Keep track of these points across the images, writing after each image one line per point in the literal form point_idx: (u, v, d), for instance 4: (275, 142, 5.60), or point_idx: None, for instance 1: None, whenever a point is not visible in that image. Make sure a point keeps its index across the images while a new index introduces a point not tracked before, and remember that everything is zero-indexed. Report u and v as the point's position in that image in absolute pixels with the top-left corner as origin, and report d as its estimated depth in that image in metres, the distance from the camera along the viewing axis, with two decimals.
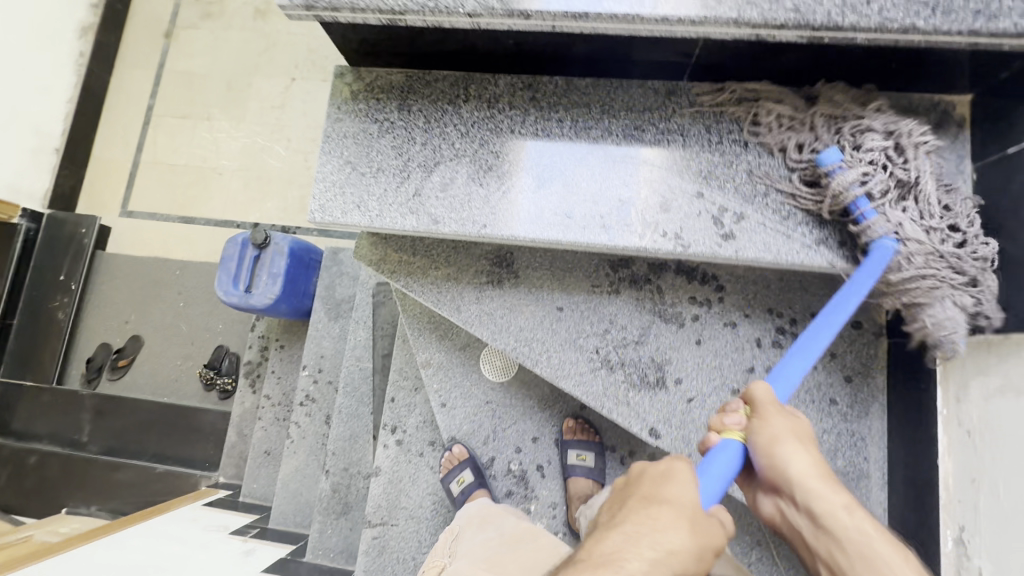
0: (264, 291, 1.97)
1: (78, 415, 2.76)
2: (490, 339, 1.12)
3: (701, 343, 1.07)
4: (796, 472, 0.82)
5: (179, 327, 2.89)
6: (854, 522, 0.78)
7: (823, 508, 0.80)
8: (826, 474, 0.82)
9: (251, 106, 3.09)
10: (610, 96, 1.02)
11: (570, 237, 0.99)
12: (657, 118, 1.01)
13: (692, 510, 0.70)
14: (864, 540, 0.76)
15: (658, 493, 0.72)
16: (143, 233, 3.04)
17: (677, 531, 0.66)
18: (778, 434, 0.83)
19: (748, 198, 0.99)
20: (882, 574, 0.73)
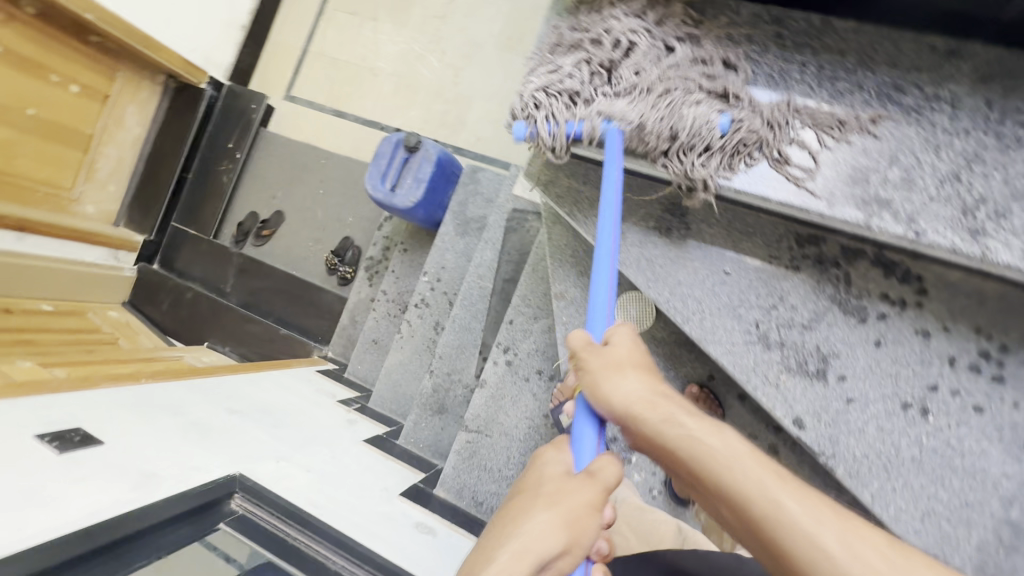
0: (408, 193, 2.06)
1: (226, 268, 3.17)
2: (644, 286, 1.10)
3: (880, 346, 0.97)
4: (622, 401, 0.83)
5: (315, 212, 3.15)
6: (684, 432, 0.79)
7: (650, 425, 0.81)
8: (649, 393, 0.84)
9: (415, 13, 3.13)
10: (874, 46, 0.98)
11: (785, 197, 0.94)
12: (925, 81, 0.94)
13: (556, 485, 0.83)
14: (693, 446, 0.78)
15: (527, 487, 0.86)
16: (300, 118, 3.28)
17: (534, 514, 0.78)
18: (595, 373, 0.86)
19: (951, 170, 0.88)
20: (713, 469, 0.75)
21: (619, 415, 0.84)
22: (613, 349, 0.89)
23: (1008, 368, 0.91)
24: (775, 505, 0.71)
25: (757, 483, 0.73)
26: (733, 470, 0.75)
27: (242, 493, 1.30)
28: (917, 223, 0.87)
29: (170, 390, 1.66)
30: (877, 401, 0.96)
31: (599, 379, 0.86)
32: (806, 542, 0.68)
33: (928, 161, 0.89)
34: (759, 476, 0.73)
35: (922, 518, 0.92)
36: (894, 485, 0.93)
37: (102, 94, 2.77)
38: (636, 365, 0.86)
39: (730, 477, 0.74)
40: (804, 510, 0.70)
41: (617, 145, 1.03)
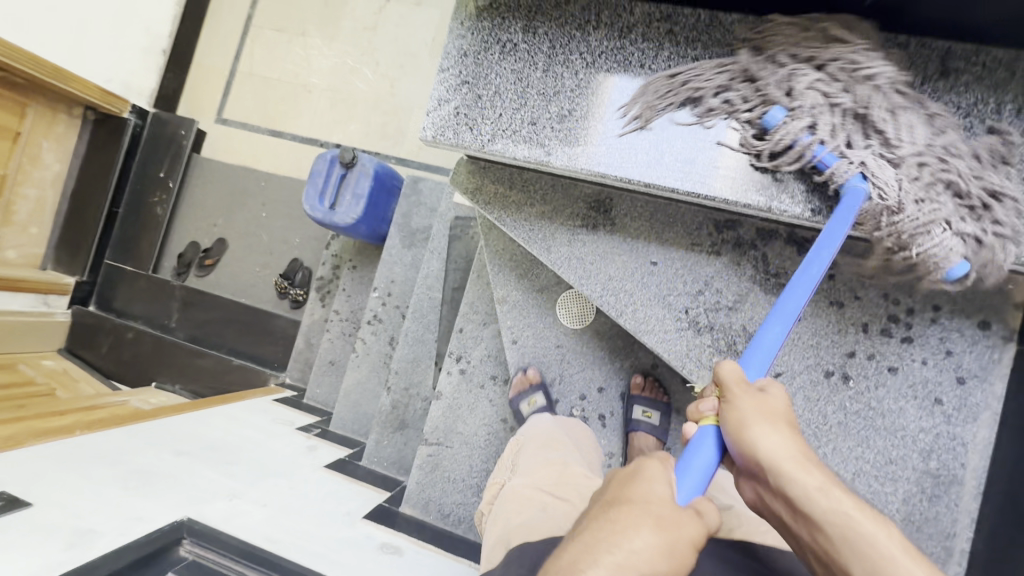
0: (347, 210, 2.03)
1: (169, 302, 3.04)
2: (578, 283, 1.11)
3: (799, 320, 1.02)
4: (764, 452, 0.73)
5: (260, 236, 3.06)
6: (840, 508, 0.67)
7: (796, 487, 0.70)
8: (797, 451, 0.72)
9: (344, 26, 3.08)
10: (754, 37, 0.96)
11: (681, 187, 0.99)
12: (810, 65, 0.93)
13: (665, 506, 0.66)
14: (848, 525, 0.66)
15: (629, 494, 0.67)
16: (235, 141, 3.18)
17: (641, 530, 0.62)
18: (745, 413, 0.75)
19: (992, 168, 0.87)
20: (868, 558, 0.63)
21: (753, 462, 0.73)
22: (763, 391, 0.77)
23: (914, 329, 0.97)
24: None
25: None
26: (907, 572, 0.61)
27: (190, 539, 1.24)
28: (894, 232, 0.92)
29: (107, 439, 1.57)
30: (802, 372, 1.00)
31: (742, 418, 0.76)
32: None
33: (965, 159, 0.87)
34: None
35: (852, 478, 0.97)
36: (825, 450, 0.98)
37: (13, 131, 2.57)
38: (792, 419, 0.75)
39: (898, 572, 0.61)
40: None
41: (851, 207, 0.87)
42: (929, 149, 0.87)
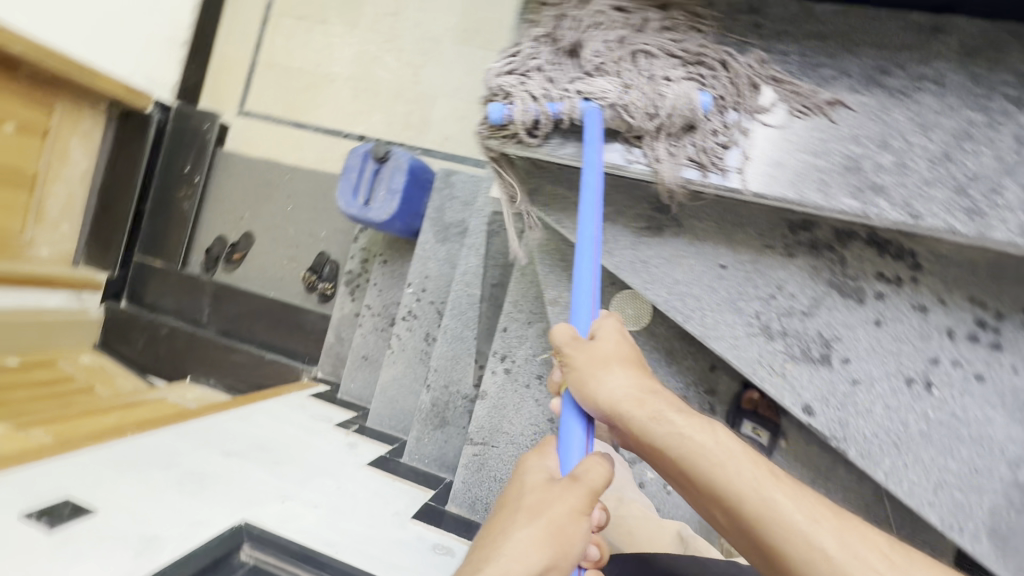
0: (382, 207, 1.99)
1: (199, 297, 3.05)
2: (642, 288, 1.07)
3: (880, 325, 0.98)
4: (614, 399, 0.90)
5: (286, 230, 3.04)
6: (676, 427, 0.86)
7: (641, 420, 0.88)
8: (637, 389, 0.90)
9: (366, 12, 3.02)
10: (857, 29, 0.96)
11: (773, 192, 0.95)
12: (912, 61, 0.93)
13: (544, 488, 0.88)
14: (680, 437, 0.85)
15: (514, 497, 0.90)
16: (259, 133, 3.14)
17: (515, 531, 0.83)
18: (584, 372, 0.93)
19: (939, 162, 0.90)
20: (698, 464, 0.83)
21: (608, 409, 0.91)
22: (598, 351, 0.95)
23: (1004, 335, 0.93)
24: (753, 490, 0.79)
25: (741, 474, 0.81)
26: (723, 465, 0.82)
27: (250, 543, 1.27)
28: (911, 206, 0.89)
29: (161, 438, 1.58)
30: (882, 380, 0.97)
31: (588, 376, 0.92)
32: (774, 523, 0.77)
33: (918, 144, 0.91)
34: (733, 462, 0.82)
35: (934, 489, 0.94)
36: (905, 460, 0.95)
37: (42, 129, 2.59)
38: (624, 361, 0.93)
39: (715, 466, 0.82)
40: (764, 490, 0.79)
41: (598, 129, 1.00)
42: (613, 52, 1.01)
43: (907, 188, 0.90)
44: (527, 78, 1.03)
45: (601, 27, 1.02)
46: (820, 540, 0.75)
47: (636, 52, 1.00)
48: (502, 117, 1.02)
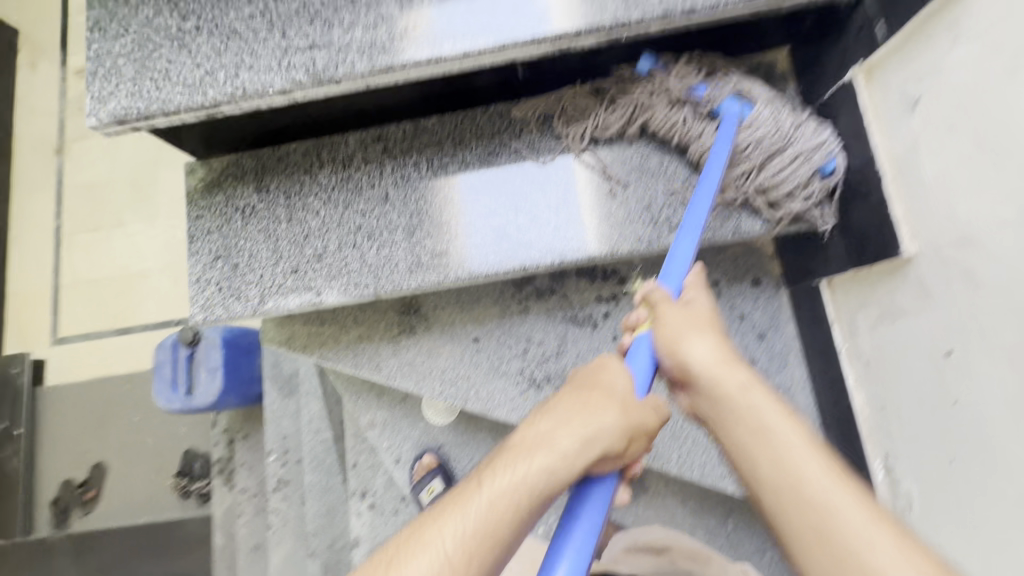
0: (207, 388, 1.91)
1: (57, 559, 2.60)
2: (417, 388, 1.11)
3: (617, 339, 1.09)
4: (692, 362, 0.68)
5: (139, 443, 2.71)
6: (755, 402, 0.64)
7: (722, 391, 0.66)
8: (722, 354, 0.68)
9: (161, 202, 2.87)
10: (491, 119, 0.95)
11: (493, 269, 0.92)
12: (548, 125, 0.94)
13: (624, 399, 0.69)
14: (758, 415, 0.63)
15: (565, 403, 0.69)
16: (81, 355, 2.81)
17: (545, 452, 0.64)
18: (675, 324, 0.71)
19: (611, 195, 0.92)
20: (771, 451, 0.61)
21: (683, 374, 0.70)
22: (692, 303, 0.74)
23: None
24: (815, 482, 0.57)
25: (813, 479, 0.58)
26: (793, 455, 0.59)
27: None
28: (609, 239, 0.90)
29: None
30: None
31: (676, 330, 0.71)
32: (833, 528, 0.54)
33: (591, 186, 0.92)
34: (805, 449, 0.60)
35: (720, 461, 1.04)
36: (687, 447, 1.05)
37: None
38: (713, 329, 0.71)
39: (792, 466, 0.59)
40: (833, 488, 0.56)
41: (732, 130, 0.84)
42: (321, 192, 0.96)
43: (601, 224, 0.91)
44: (262, 232, 0.96)
45: (269, 187, 0.97)
46: (871, 543, 0.53)
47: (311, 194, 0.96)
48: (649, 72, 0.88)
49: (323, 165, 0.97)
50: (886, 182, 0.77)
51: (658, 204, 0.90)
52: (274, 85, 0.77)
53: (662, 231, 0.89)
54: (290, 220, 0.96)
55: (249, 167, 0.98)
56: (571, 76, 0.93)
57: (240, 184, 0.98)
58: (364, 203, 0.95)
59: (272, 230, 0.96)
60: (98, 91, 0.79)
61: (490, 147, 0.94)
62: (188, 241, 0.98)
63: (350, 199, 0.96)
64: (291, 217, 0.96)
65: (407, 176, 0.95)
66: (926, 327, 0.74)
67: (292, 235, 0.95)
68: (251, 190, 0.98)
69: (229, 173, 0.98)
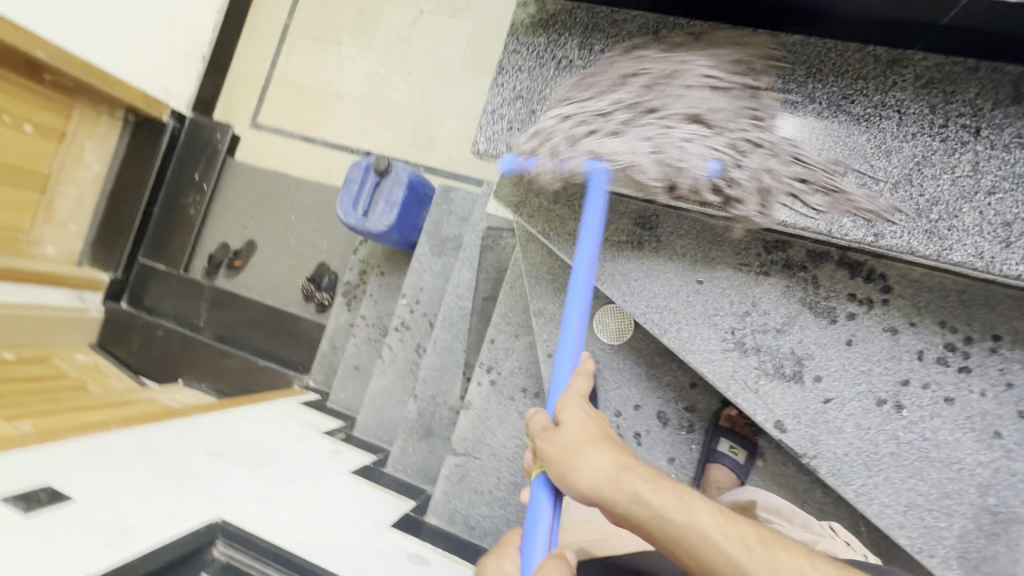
0: (380, 218, 2.05)
1: (198, 302, 3.04)
2: (620, 300, 1.11)
3: (851, 345, 0.99)
4: (587, 482, 0.77)
5: (288, 240, 3.03)
6: (647, 500, 0.72)
7: (621, 504, 0.74)
8: (611, 466, 0.77)
9: (379, 35, 2.98)
10: (862, 61, 0.84)
11: (791, 217, 0.85)
12: (928, 90, 0.81)
13: None
14: (656, 513, 0.71)
15: None
16: (269, 145, 3.12)
17: None
18: (559, 460, 0.80)
19: (968, 192, 0.79)
20: (677, 540, 0.70)
21: (585, 497, 0.77)
22: (568, 431, 0.83)
23: (972, 358, 0.95)
24: (723, 552, 0.67)
25: (715, 547, 0.68)
26: (694, 527, 0.69)
27: (224, 539, 1.28)
28: (940, 239, 0.79)
29: (148, 438, 1.55)
30: (853, 399, 0.98)
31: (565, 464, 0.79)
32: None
33: (949, 176, 0.80)
34: (700, 523, 0.69)
35: (905, 511, 0.94)
36: (876, 480, 0.96)
37: (59, 132, 2.52)
38: (593, 441, 0.80)
39: (700, 546, 0.68)
40: (727, 544, 0.67)
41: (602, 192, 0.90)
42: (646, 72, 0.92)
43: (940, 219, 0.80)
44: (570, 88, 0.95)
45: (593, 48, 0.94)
46: None
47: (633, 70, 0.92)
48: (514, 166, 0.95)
49: (657, 46, 0.92)
50: None
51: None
52: None
53: (1016, 255, 0.76)
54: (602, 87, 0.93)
55: (583, 19, 0.96)
56: (991, 48, 0.77)
57: (567, 33, 0.96)
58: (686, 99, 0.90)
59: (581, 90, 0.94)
60: None
61: (847, 91, 0.84)
62: (496, 71, 0.99)
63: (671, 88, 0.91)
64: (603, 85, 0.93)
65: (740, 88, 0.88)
66: None
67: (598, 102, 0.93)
68: (575, 45, 0.96)
69: (563, 18, 0.96)
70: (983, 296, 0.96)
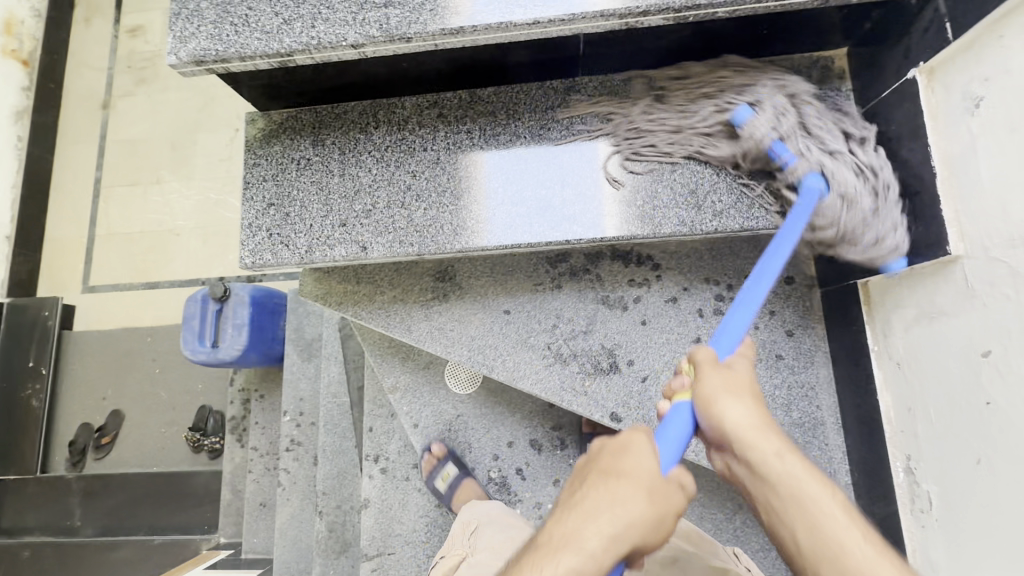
0: (231, 343, 1.96)
1: (67, 499, 2.66)
2: (445, 353, 1.14)
3: (646, 323, 1.10)
4: (729, 425, 0.73)
5: (158, 394, 2.78)
6: (792, 473, 0.70)
7: (757, 455, 0.72)
8: (757, 421, 0.74)
9: (198, 163, 2.93)
10: (546, 94, 0.97)
11: (536, 237, 0.94)
12: (600, 103, 0.96)
13: (652, 483, 0.67)
14: (794, 483, 0.69)
15: (626, 473, 0.67)
16: (109, 304, 2.88)
17: (628, 506, 0.64)
18: (711, 389, 0.76)
19: (657, 176, 0.93)
20: (808, 514, 0.67)
21: (719, 434, 0.74)
22: (734, 368, 0.78)
23: None
24: (851, 550, 0.63)
25: (847, 537, 0.64)
26: (829, 513, 0.66)
27: None
28: (652, 219, 0.92)
29: None
30: (663, 369, 1.08)
31: (713, 395, 0.75)
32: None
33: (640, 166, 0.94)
34: (844, 520, 0.65)
35: None
36: None
37: None
38: (747, 390, 0.76)
39: (832, 532, 0.65)
40: (862, 541, 0.63)
41: (804, 203, 0.83)
42: (378, 153, 0.99)
43: (651, 203, 0.93)
44: (316, 183, 1.00)
45: (325, 144, 1.00)
46: None
47: (365, 154, 0.99)
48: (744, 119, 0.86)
49: (380, 126, 1.00)
50: (943, 176, 0.77)
51: (705, 188, 0.92)
52: (347, 38, 0.80)
53: (704, 216, 0.91)
54: (343, 176, 0.99)
55: (307, 121, 1.02)
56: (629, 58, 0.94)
57: (296, 137, 1.01)
58: (420, 165, 0.98)
59: (326, 183, 0.99)
60: (179, 31, 0.83)
61: (543, 121, 0.97)
62: (243, 189, 1.01)
63: (402, 160, 0.99)
64: (344, 172, 0.99)
65: (458, 143, 0.98)
66: (966, 327, 0.74)
67: (344, 190, 0.99)
68: (308, 142, 1.01)
69: (290, 125, 1.02)
70: (727, 247, 1.11)
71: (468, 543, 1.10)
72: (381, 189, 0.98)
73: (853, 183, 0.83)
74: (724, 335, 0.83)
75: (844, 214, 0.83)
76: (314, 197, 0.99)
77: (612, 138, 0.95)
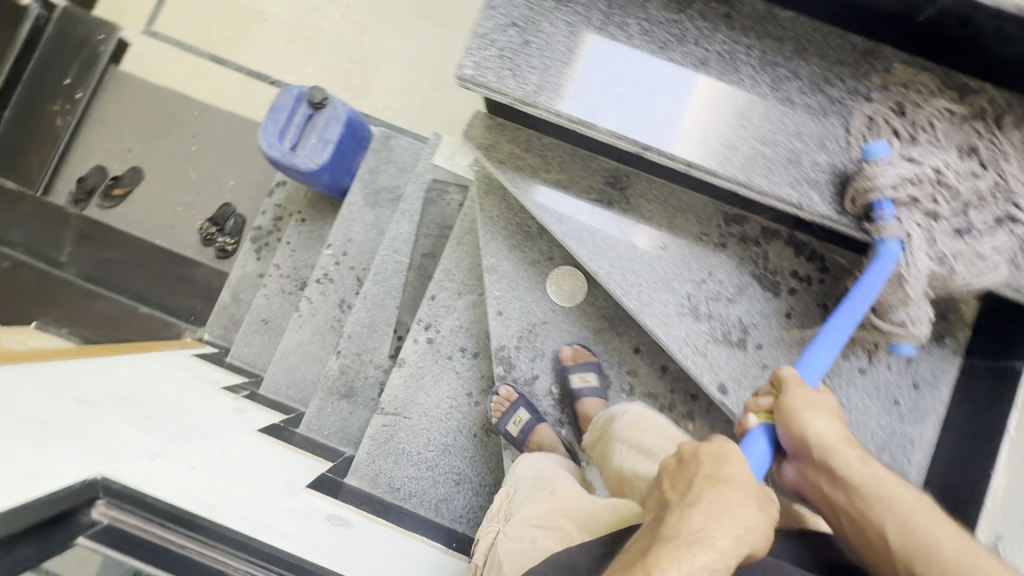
0: (311, 155, 1.84)
1: (61, 232, 2.53)
2: (586, 258, 1.09)
3: (790, 317, 1.07)
4: (815, 436, 0.83)
5: (186, 172, 2.62)
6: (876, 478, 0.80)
7: (842, 461, 0.82)
8: (842, 436, 0.85)
9: None
10: (840, 48, 0.89)
11: (770, 186, 0.88)
12: (890, 83, 0.89)
13: (756, 492, 0.73)
14: (877, 485, 0.79)
15: (734, 478, 0.73)
16: (168, 58, 2.65)
17: (742, 509, 0.69)
18: (798, 406, 0.86)
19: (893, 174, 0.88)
20: (896, 512, 0.76)
21: (807, 445, 0.84)
22: (820, 395, 0.89)
23: None
24: (943, 542, 0.71)
25: (938, 532, 0.72)
26: (915, 511, 0.75)
27: (106, 500, 1.05)
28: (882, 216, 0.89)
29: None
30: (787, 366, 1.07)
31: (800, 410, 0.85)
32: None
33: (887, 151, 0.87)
34: (931, 517, 0.74)
35: None
36: None
37: None
38: (832, 411, 0.87)
39: (923, 527, 0.73)
40: (949, 535, 0.72)
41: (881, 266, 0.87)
42: (646, 24, 0.89)
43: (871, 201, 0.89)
44: (570, 24, 0.89)
45: None
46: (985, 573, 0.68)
47: (631, 19, 0.89)
48: (876, 152, 0.85)
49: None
50: None
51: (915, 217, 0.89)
52: None
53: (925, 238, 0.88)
54: (597, 28, 0.89)
55: None
56: (943, 54, 0.87)
57: None
58: (687, 59, 0.89)
59: (580, 30, 0.89)
60: None
61: (827, 73, 0.89)
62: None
63: (668, 43, 0.89)
64: (603, 27, 0.89)
65: (732, 55, 0.89)
66: None
67: (595, 45, 0.89)
68: None
69: None
70: None
71: (503, 515, 1.08)
72: (634, 65, 0.89)
73: (921, 276, 0.86)
74: (814, 375, 0.91)
75: (887, 292, 0.89)
76: (562, 40, 0.89)
77: (881, 103, 0.88)
